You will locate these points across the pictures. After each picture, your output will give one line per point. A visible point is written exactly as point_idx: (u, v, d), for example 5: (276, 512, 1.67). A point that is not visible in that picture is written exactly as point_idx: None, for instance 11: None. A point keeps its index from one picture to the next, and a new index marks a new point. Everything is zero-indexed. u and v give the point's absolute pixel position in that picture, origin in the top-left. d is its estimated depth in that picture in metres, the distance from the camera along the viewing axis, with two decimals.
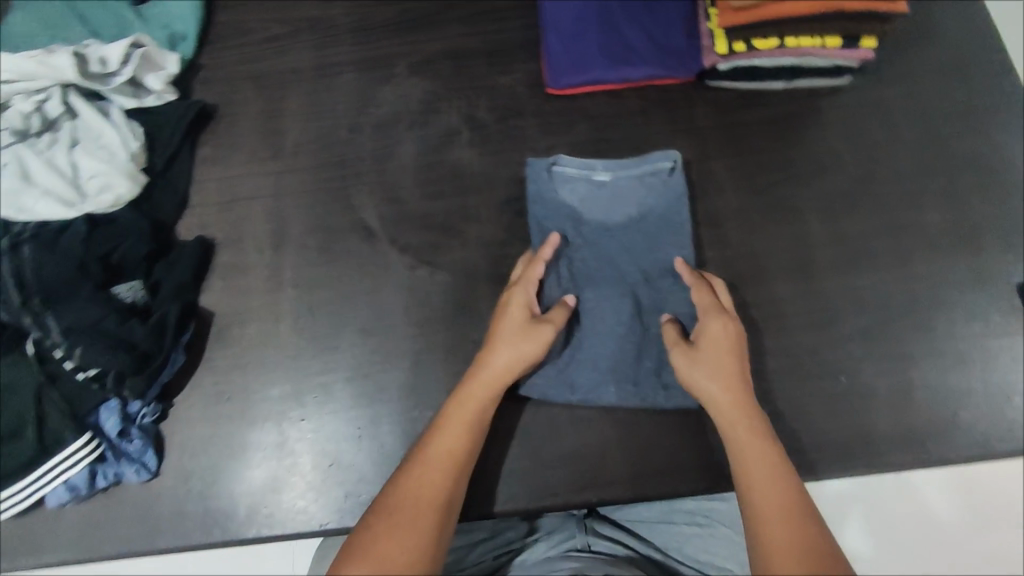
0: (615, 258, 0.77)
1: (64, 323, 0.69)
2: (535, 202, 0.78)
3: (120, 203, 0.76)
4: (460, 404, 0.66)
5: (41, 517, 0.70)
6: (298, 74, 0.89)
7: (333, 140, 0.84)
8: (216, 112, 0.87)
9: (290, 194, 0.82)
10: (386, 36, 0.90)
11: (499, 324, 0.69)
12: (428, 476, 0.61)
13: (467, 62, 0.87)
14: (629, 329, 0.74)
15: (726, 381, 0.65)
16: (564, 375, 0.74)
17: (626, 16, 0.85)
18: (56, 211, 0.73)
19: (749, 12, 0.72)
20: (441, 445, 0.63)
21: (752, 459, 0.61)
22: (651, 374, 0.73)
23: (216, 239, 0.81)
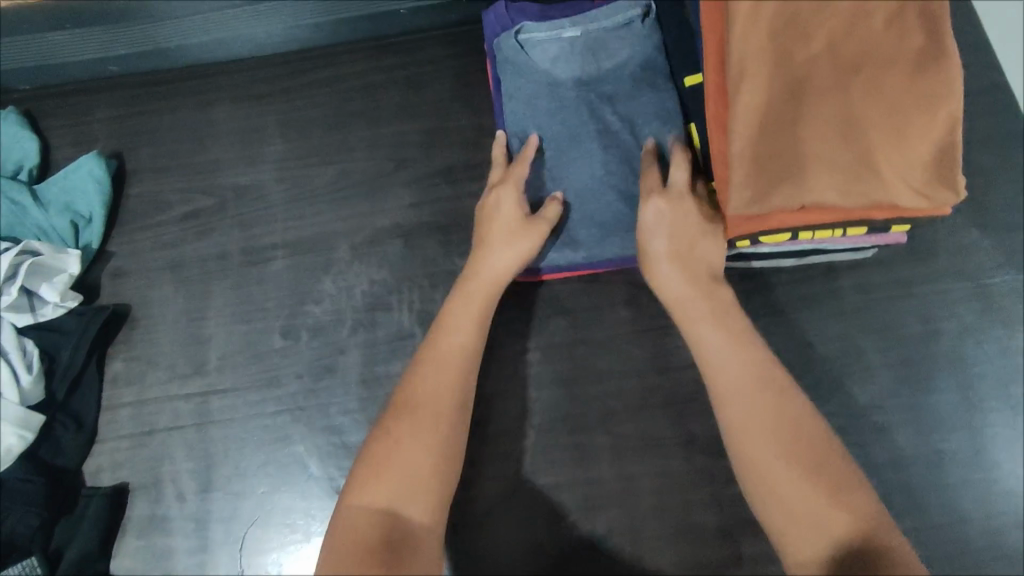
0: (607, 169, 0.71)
1: None
2: (506, 72, 0.75)
3: (9, 459, 0.63)
4: (439, 349, 0.60)
5: None
6: (222, 260, 0.76)
7: (266, 350, 0.72)
8: (128, 314, 0.75)
9: (216, 421, 0.70)
10: (326, 207, 0.77)
11: (491, 233, 0.66)
12: (424, 411, 0.55)
13: (420, 242, 0.75)
14: (608, 188, 0.71)
15: (677, 299, 0.61)
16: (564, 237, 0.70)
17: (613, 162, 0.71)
18: None
19: (754, 219, 0.58)
20: (435, 386, 0.57)
21: (729, 356, 0.56)
22: None
23: (131, 483, 0.68)
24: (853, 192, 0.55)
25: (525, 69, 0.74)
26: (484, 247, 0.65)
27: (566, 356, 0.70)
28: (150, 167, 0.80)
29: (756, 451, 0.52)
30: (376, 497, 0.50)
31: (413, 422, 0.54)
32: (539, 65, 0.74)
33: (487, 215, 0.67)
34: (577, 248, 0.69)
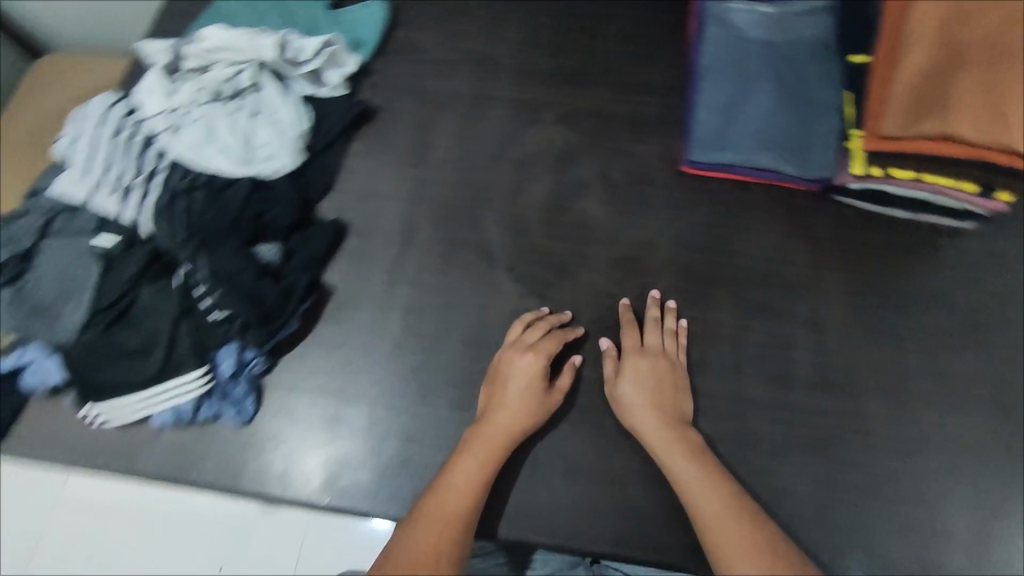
0: (773, 106, 0.90)
1: (213, 266, 0.74)
2: (708, 24, 0.95)
3: (281, 173, 0.83)
4: (444, 492, 0.66)
5: (140, 435, 0.75)
6: (455, 97, 0.97)
7: (476, 165, 0.91)
8: (375, 115, 0.94)
9: (427, 202, 0.88)
10: (543, 84, 0.98)
11: (504, 408, 0.72)
12: (422, 550, 0.60)
13: (610, 127, 0.95)
14: (770, 119, 0.89)
15: (658, 442, 0.71)
16: (725, 145, 0.89)
17: (779, 102, 0.90)
18: (230, 166, 0.80)
19: (901, 142, 0.77)
20: (429, 519, 0.63)
21: (714, 501, 0.65)
22: (797, 151, 0.88)
23: (351, 223, 0.86)
24: (981, 130, 0.74)
25: (724, 24, 0.95)
26: (489, 421, 0.72)
27: (707, 234, 0.88)
28: (415, 22, 1.03)
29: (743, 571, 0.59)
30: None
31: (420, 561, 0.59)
32: (736, 23, 0.95)
33: (507, 375, 0.75)
34: (734, 155, 0.89)
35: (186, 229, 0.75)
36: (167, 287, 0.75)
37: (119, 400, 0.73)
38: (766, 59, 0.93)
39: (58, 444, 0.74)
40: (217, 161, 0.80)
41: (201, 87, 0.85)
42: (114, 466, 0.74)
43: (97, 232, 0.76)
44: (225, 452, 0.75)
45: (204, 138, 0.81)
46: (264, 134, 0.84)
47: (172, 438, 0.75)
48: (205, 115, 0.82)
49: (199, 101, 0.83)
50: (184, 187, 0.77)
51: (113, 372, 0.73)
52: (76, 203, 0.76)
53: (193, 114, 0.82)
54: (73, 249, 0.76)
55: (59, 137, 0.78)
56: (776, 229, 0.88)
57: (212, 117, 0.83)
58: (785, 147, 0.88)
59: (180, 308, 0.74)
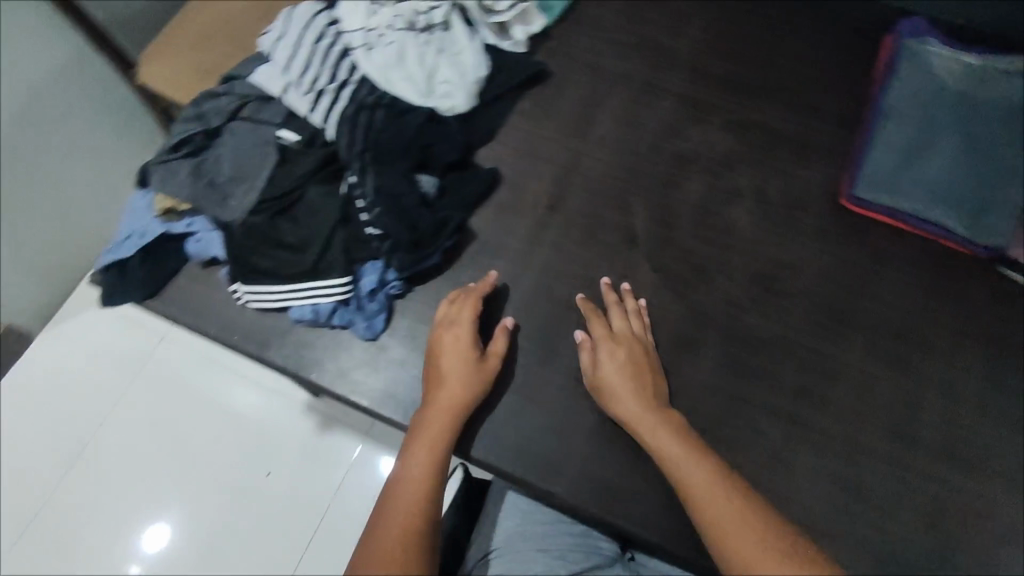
0: (956, 159, 0.87)
1: (380, 183, 0.77)
2: (902, 63, 0.93)
3: (454, 113, 0.86)
4: (402, 476, 0.66)
5: (274, 323, 0.78)
6: (626, 80, 0.97)
7: (634, 150, 0.91)
8: (546, 80, 0.96)
9: (582, 174, 0.89)
10: (716, 86, 0.97)
11: (452, 385, 0.71)
12: (388, 530, 0.62)
13: (777, 143, 0.93)
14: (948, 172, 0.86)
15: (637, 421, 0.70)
16: (894, 186, 0.87)
17: (963, 156, 0.86)
18: (412, 95, 0.83)
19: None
20: (391, 517, 0.63)
21: (699, 477, 0.63)
22: (969, 211, 0.84)
23: (505, 176, 0.88)
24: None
25: (921, 65, 0.92)
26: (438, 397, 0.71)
27: (857, 272, 0.85)
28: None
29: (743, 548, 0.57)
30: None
31: (385, 548, 0.60)
32: (934, 67, 0.92)
33: (439, 347, 0.74)
34: (902, 198, 0.86)
35: (364, 142, 0.78)
36: (333, 192, 0.78)
37: (266, 286, 0.76)
38: (959, 109, 0.89)
39: (205, 313, 0.79)
40: (402, 86, 0.83)
41: (399, 13, 0.86)
42: (246, 345, 0.77)
43: (282, 127, 0.80)
44: (347, 360, 0.77)
45: (393, 62, 0.83)
46: (446, 71, 0.86)
47: (301, 333, 0.77)
48: (399, 40, 0.85)
49: (396, 27, 0.85)
50: (369, 103, 0.81)
51: (267, 257, 0.76)
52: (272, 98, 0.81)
53: (389, 37, 0.85)
54: (254, 138, 0.80)
55: (269, 32, 0.83)
56: (931, 285, 0.84)
57: (404, 45, 0.85)
58: (958, 203, 0.85)
59: (340, 217, 0.77)
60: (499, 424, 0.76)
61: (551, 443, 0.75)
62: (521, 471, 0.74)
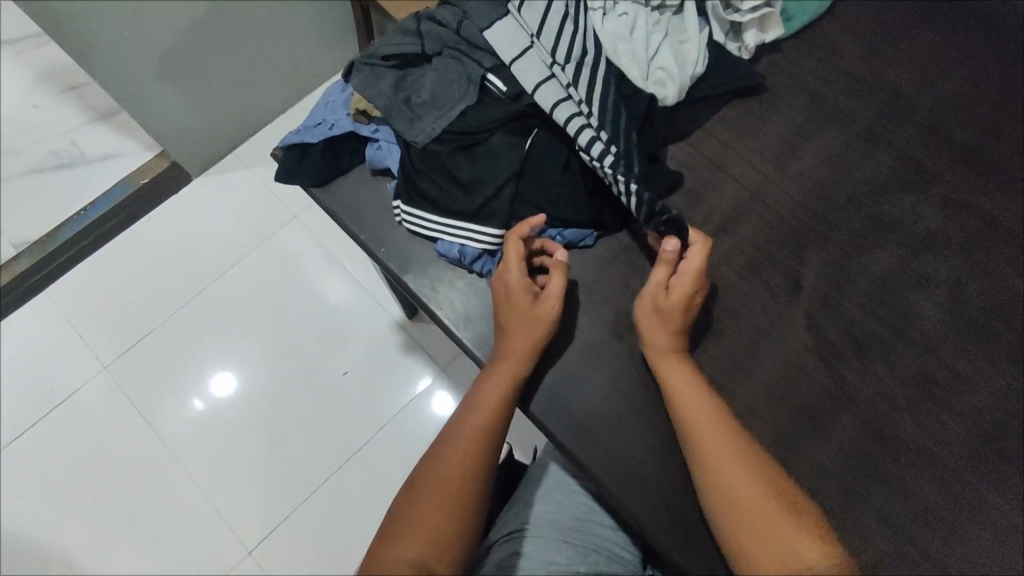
0: None
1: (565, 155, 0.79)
2: None
3: (665, 101, 0.82)
4: (466, 418, 0.71)
5: (421, 249, 0.80)
6: (848, 119, 0.87)
7: (831, 196, 0.83)
8: (761, 97, 0.89)
9: (764, 204, 0.83)
10: (948, 155, 0.85)
11: (516, 337, 0.71)
12: (448, 465, 0.68)
13: (997, 238, 0.81)
14: None
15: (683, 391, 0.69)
16: None
17: None
18: (631, 71, 0.81)
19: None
20: (449, 460, 0.69)
21: (740, 472, 0.64)
22: None
23: (684, 182, 0.84)
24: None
25: None
26: (508, 349, 0.72)
27: None
28: (850, 24, 0.93)
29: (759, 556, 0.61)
30: (426, 528, 0.65)
31: (441, 486, 0.67)
32: None
33: (506, 291, 0.73)
34: None
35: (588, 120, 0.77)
36: (519, 145, 0.79)
37: (424, 213, 0.77)
38: None
39: (360, 217, 0.81)
40: (626, 60, 0.81)
41: None
42: (389, 260, 0.80)
43: (494, 75, 0.80)
44: (475, 307, 0.77)
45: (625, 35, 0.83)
46: (669, 56, 0.83)
47: (442, 266, 0.79)
48: (633, 13, 0.84)
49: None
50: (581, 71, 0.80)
51: (436, 187, 0.77)
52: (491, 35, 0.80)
53: (623, 7, 0.84)
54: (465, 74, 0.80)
55: None
56: None
57: (637, 19, 0.84)
58: None
59: (516, 171, 0.77)
60: (598, 421, 0.74)
61: (643, 460, 0.73)
62: (603, 476, 0.72)
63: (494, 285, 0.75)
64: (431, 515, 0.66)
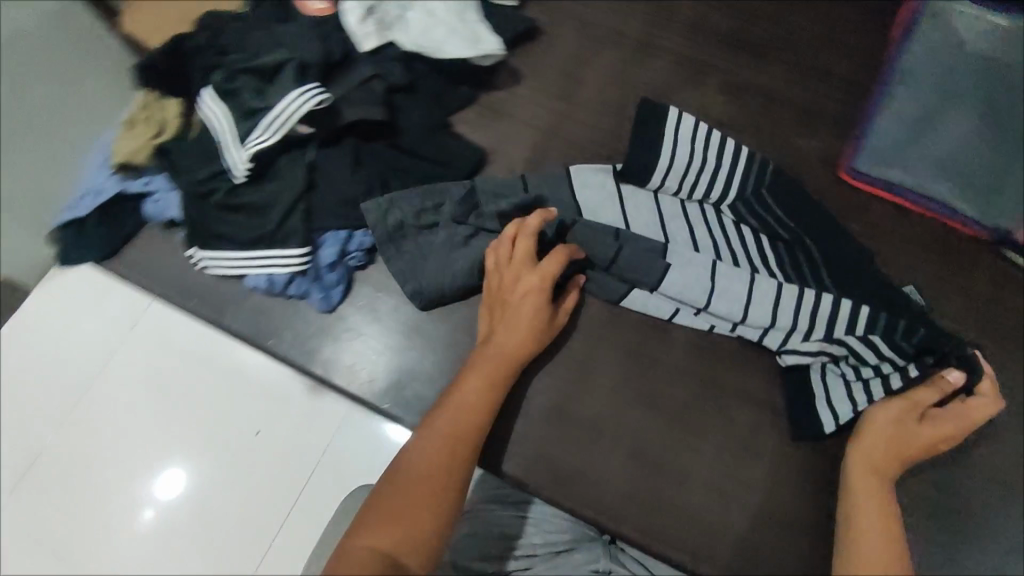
0: (958, 141, 0.81)
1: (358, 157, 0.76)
2: (920, 33, 0.85)
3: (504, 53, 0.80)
4: (451, 414, 0.64)
5: (233, 288, 0.76)
6: (621, 37, 0.89)
7: (622, 114, 0.85)
8: (537, 36, 0.88)
9: (561, 139, 0.83)
10: (718, 45, 0.88)
11: (517, 332, 0.67)
12: (431, 458, 0.62)
13: (777, 108, 0.85)
14: (954, 147, 0.81)
15: (893, 455, 0.65)
16: (897, 158, 0.81)
17: (967, 133, 0.81)
18: (458, 47, 0.78)
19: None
20: (432, 453, 0.62)
21: (870, 514, 0.62)
22: (979, 191, 0.79)
23: (480, 143, 0.83)
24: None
25: (946, 31, 0.84)
26: (500, 342, 0.68)
27: None
28: None
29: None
30: (399, 521, 0.58)
31: (423, 483, 0.60)
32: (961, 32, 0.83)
33: (521, 299, 0.68)
34: (907, 176, 0.80)
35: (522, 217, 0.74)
36: (298, 157, 0.74)
37: (220, 253, 0.73)
38: (978, 84, 0.81)
39: (161, 277, 0.77)
40: (441, 47, 0.78)
41: None
42: (202, 312, 0.76)
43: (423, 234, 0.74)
44: (306, 331, 0.75)
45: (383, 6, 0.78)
46: (441, 11, 0.79)
47: (260, 300, 0.76)
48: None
49: None
50: (362, 79, 0.75)
51: (222, 224, 0.73)
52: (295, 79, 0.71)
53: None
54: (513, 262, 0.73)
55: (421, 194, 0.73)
56: (948, 274, 0.76)
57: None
58: (966, 183, 0.79)
59: (303, 187, 0.73)
60: None
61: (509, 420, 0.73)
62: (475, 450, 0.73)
63: (487, 274, 0.71)
64: (412, 515, 0.58)
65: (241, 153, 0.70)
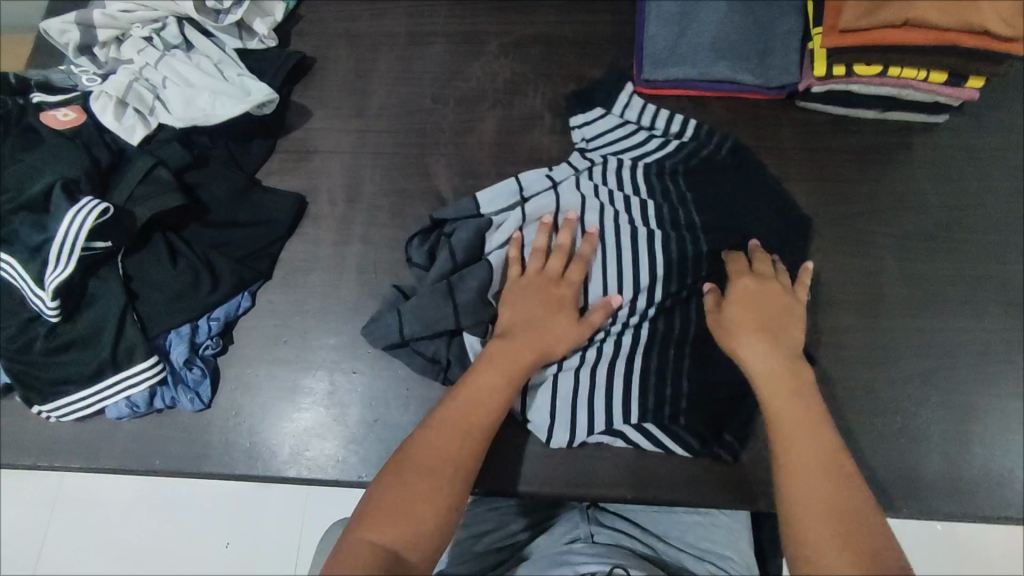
0: (723, 16, 0.82)
1: (171, 248, 0.73)
2: None
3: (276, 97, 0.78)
4: (463, 408, 0.61)
5: (100, 426, 0.72)
6: (391, 38, 0.89)
7: (418, 109, 0.85)
8: (312, 66, 0.88)
9: (370, 154, 0.83)
10: (484, 13, 0.90)
11: (518, 307, 0.68)
12: (437, 450, 0.58)
13: (559, 50, 0.88)
14: (721, 23, 0.82)
15: (768, 367, 0.63)
16: (676, 52, 0.83)
17: (728, 6, 0.82)
18: (229, 105, 0.76)
19: (863, 34, 0.74)
20: (443, 442, 0.58)
21: (806, 464, 0.56)
22: (757, 55, 0.81)
23: (293, 188, 0.82)
24: (950, 14, 0.71)
25: None
26: (514, 329, 0.66)
27: None
28: None
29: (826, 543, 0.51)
30: (420, 500, 0.55)
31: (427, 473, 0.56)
32: None
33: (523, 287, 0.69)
34: (690, 65, 0.82)
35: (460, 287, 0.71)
36: (107, 274, 0.70)
37: (67, 398, 0.69)
38: None
39: (23, 446, 0.72)
40: (212, 113, 0.76)
41: (142, 52, 0.78)
42: (76, 463, 0.71)
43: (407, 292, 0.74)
44: (189, 437, 0.72)
45: (137, 94, 0.76)
46: (197, 79, 0.78)
47: (133, 426, 0.72)
48: (172, 72, 0.78)
49: (154, 60, 0.78)
50: (143, 171, 0.71)
51: (58, 368, 0.69)
52: (71, 198, 0.67)
53: (159, 78, 0.77)
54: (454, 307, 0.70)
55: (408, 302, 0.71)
56: (751, 142, 0.83)
57: (181, 74, 0.78)
58: (742, 53, 0.81)
59: (124, 299, 0.70)
60: (362, 438, 0.72)
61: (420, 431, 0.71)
62: None
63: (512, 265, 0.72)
64: (411, 509, 0.54)
65: (43, 293, 0.66)
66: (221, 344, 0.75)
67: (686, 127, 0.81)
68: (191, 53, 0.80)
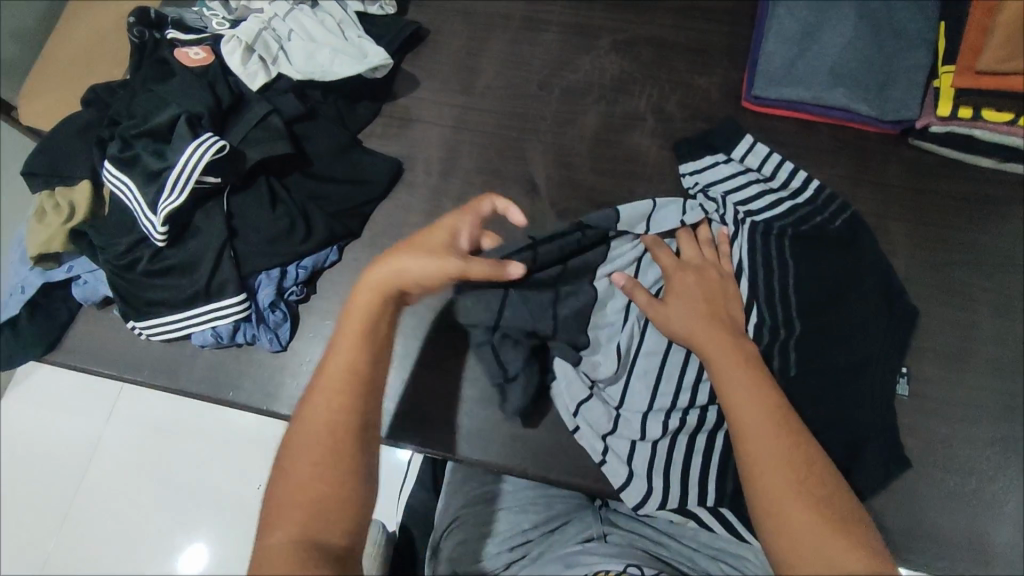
0: (847, 41, 0.80)
1: (274, 194, 0.76)
2: None
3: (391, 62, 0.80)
4: (331, 368, 0.56)
5: (183, 351, 0.76)
6: (506, 20, 0.90)
7: (523, 93, 0.86)
8: (426, 38, 0.89)
9: (470, 131, 0.85)
10: (601, 7, 0.90)
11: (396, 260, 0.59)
12: (320, 430, 0.53)
13: (671, 54, 0.87)
14: (844, 49, 0.80)
15: (709, 344, 0.63)
16: (792, 71, 0.81)
17: (855, 32, 0.80)
18: (347, 66, 0.79)
19: (1000, 78, 0.71)
20: (325, 416, 0.54)
21: (763, 455, 0.54)
22: (878, 86, 0.79)
23: (392, 153, 0.84)
24: None
25: None
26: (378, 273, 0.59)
27: None
28: None
29: (799, 532, 0.50)
30: (317, 485, 0.51)
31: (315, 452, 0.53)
32: None
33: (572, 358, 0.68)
34: (806, 87, 0.80)
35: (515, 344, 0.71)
36: (213, 209, 0.73)
37: (160, 319, 0.73)
38: None
39: (110, 356, 0.77)
40: (330, 70, 0.79)
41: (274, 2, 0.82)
42: (157, 381, 0.75)
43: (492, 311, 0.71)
44: (262, 375, 0.75)
45: (264, 41, 0.78)
46: (321, 36, 0.81)
47: (213, 355, 0.76)
48: (298, 26, 0.81)
49: (283, 12, 0.81)
50: (260, 116, 0.74)
51: (156, 290, 0.73)
52: (192, 133, 0.71)
53: (285, 29, 0.80)
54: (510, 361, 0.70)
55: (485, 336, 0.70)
56: (856, 174, 0.80)
57: (306, 29, 0.81)
58: (862, 81, 0.79)
59: (225, 235, 0.73)
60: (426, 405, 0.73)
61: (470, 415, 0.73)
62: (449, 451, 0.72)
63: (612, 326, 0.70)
64: (318, 499, 0.51)
65: (154, 218, 0.69)
66: (304, 291, 0.77)
67: (808, 186, 0.77)
68: (316, 9, 0.83)
